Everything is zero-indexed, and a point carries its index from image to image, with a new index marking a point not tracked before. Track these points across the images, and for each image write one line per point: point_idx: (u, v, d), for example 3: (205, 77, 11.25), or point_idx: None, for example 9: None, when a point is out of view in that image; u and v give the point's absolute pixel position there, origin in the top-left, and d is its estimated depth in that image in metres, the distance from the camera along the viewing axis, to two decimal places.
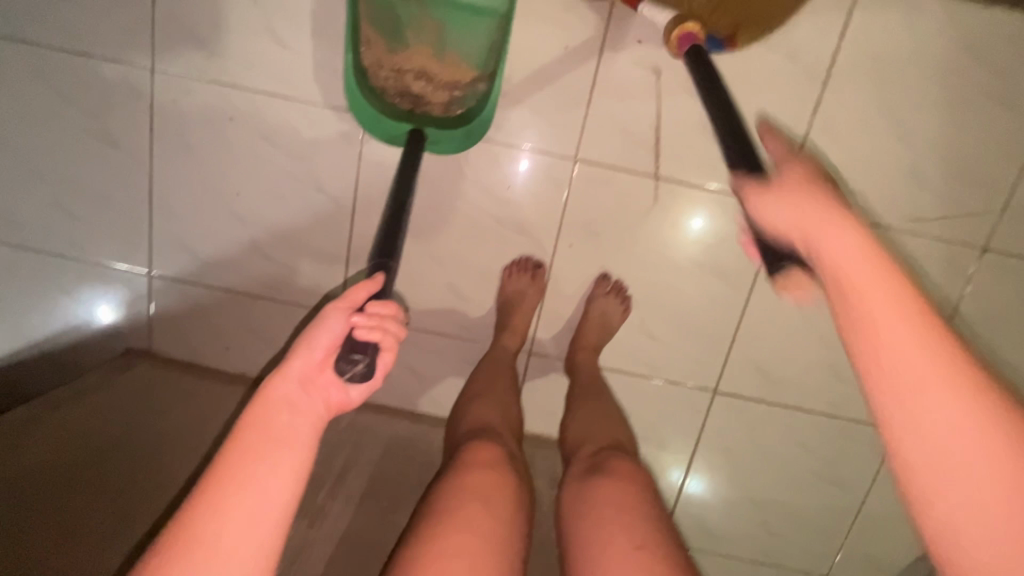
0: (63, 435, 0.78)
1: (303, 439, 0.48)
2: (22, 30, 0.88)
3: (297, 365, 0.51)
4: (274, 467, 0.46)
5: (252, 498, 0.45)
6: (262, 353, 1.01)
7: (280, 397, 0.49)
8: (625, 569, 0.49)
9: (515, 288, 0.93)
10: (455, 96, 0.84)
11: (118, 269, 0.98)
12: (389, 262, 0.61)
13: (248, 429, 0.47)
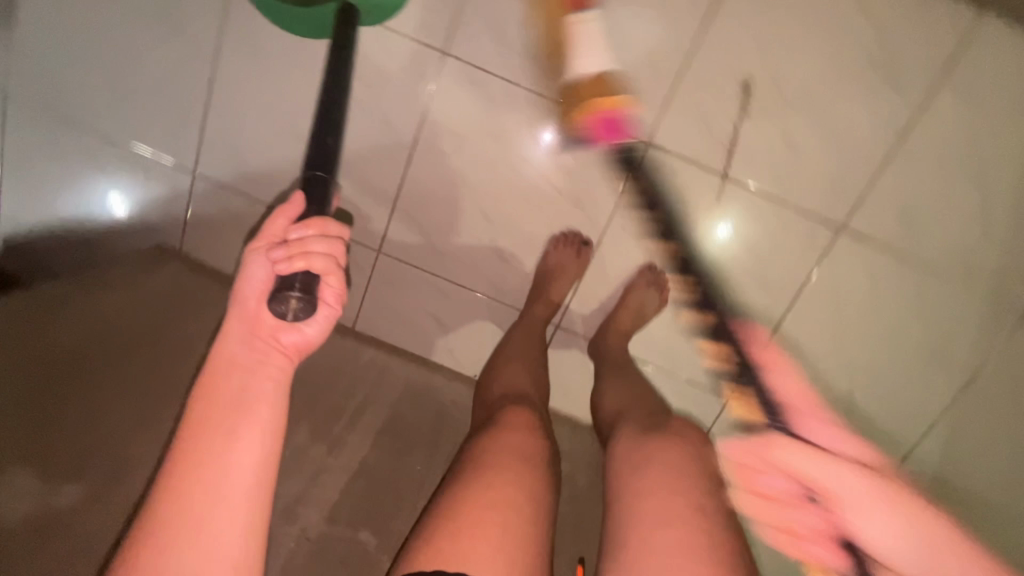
0: (92, 318, 0.77)
1: (266, 387, 0.51)
2: None
3: (236, 322, 0.54)
4: (235, 431, 0.48)
5: (220, 462, 0.46)
6: None
7: (229, 357, 0.52)
8: (686, 526, 0.54)
9: (559, 259, 0.93)
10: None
11: (142, 154, 0.96)
12: (323, 173, 0.59)
13: (203, 394, 0.50)
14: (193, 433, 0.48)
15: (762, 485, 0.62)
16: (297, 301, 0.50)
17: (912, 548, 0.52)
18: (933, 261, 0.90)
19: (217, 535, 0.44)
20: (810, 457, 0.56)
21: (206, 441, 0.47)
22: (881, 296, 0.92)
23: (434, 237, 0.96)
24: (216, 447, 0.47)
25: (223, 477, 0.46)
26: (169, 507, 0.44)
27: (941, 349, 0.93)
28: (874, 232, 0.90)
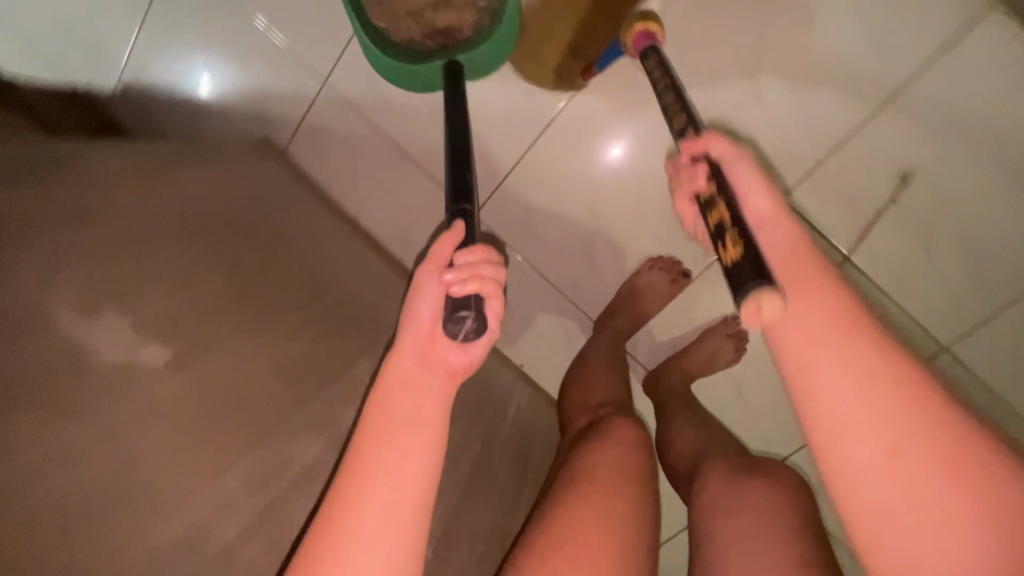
0: (204, 190, 0.75)
1: (433, 416, 0.49)
2: None
3: (411, 341, 0.52)
4: (405, 451, 0.46)
5: (387, 483, 0.45)
6: (383, 211, 0.99)
7: (401, 375, 0.50)
8: None
9: (649, 281, 0.89)
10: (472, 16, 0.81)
11: (255, 25, 0.94)
12: (467, 206, 0.58)
13: (376, 411, 0.48)
14: (364, 446, 0.47)
15: (730, 179, 0.52)
16: (471, 314, 0.48)
17: (809, 314, 0.43)
18: None
19: (374, 551, 0.42)
20: (761, 183, 0.52)
21: (378, 466, 0.45)
22: None
23: (535, 219, 0.94)
24: (381, 473, 0.45)
25: (390, 505, 0.44)
26: (337, 518, 0.43)
27: None
28: (998, 371, 0.80)
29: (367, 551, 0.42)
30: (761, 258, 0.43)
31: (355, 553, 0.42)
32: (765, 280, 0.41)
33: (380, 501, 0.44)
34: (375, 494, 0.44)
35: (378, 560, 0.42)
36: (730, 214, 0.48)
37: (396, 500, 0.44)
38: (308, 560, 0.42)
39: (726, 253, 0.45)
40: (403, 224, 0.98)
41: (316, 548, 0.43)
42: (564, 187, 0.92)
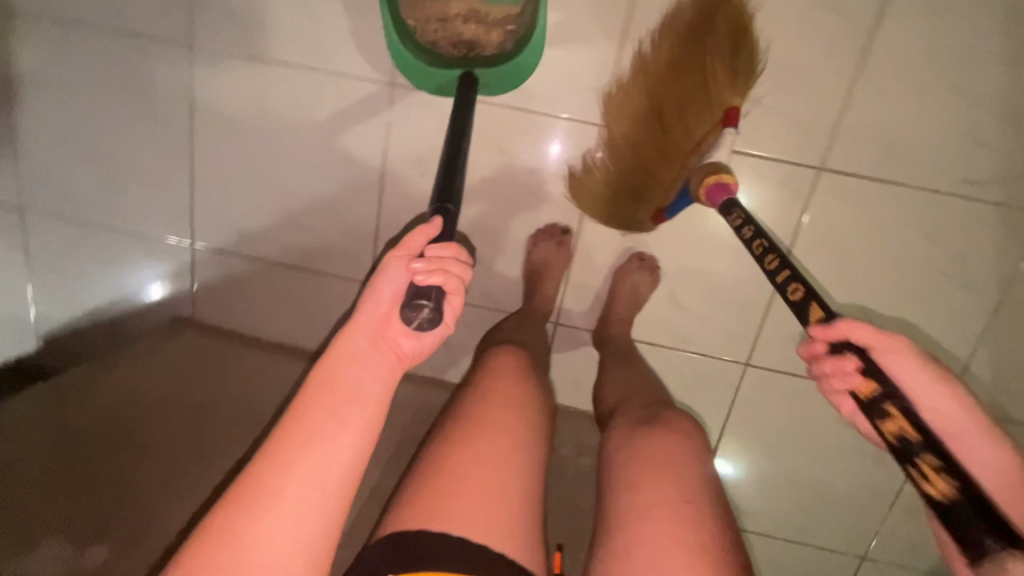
0: (126, 388, 0.85)
1: (376, 396, 0.51)
2: (72, 14, 0.92)
3: (365, 319, 0.54)
4: (342, 425, 0.49)
5: (318, 453, 0.47)
6: (299, 323, 1.04)
7: (351, 352, 0.52)
8: (673, 522, 0.53)
9: (542, 255, 0.93)
10: (507, 36, 0.82)
11: (165, 241, 1.03)
12: (449, 205, 0.60)
13: (319, 379, 0.51)
14: (302, 415, 0.49)
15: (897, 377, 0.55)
16: (431, 305, 0.50)
17: None
18: (924, 184, 0.87)
19: (297, 509, 0.45)
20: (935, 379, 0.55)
21: (317, 431, 0.48)
22: (880, 233, 0.89)
23: None
24: (316, 441, 0.47)
25: (327, 463, 0.47)
26: (274, 476, 0.46)
27: (954, 272, 0.89)
28: (857, 168, 0.87)
29: (291, 510, 0.45)
30: (975, 496, 0.44)
31: (281, 509, 0.45)
32: (1005, 537, 0.41)
33: (311, 465, 0.46)
34: (303, 456, 0.47)
35: (306, 516, 0.45)
36: (882, 388, 0.51)
37: (327, 466, 0.47)
38: (234, 513, 0.45)
39: (930, 482, 0.46)
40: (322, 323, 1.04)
41: (244, 503, 0.45)
42: None
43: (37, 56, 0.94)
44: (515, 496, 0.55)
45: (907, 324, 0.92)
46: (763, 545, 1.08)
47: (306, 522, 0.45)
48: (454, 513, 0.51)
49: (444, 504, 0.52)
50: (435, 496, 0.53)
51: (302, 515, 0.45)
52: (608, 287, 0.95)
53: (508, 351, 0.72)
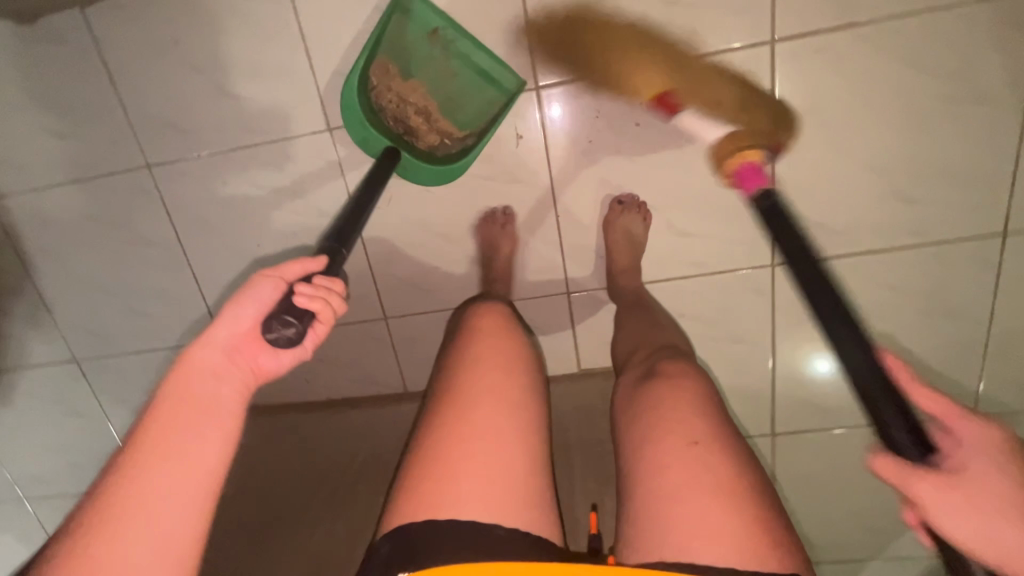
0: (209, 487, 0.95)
1: (229, 404, 0.52)
2: (42, 179, 0.99)
3: (224, 334, 0.54)
4: (199, 432, 0.50)
5: (174, 463, 0.47)
6: (337, 377, 1.09)
7: (199, 365, 0.53)
8: (683, 464, 0.53)
9: (487, 238, 0.94)
10: (449, 145, 0.89)
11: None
12: (342, 248, 0.64)
13: (169, 393, 0.51)
14: (153, 426, 0.49)
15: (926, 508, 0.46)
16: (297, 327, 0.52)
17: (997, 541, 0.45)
18: (895, 14, 0.78)
19: (164, 514, 0.45)
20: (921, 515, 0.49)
21: (173, 440, 0.48)
22: (866, 81, 0.82)
23: (422, 279, 0.99)
24: (174, 454, 0.48)
25: (190, 467, 0.48)
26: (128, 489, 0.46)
27: (962, 90, 0.81)
28: (813, 26, 0.80)
29: (157, 511, 0.45)
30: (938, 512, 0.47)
31: (145, 516, 0.45)
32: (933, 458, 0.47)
33: (171, 472, 0.47)
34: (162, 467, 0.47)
35: (170, 521, 0.45)
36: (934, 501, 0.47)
37: (184, 477, 0.47)
38: (88, 530, 0.44)
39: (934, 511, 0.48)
40: (355, 369, 1.07)
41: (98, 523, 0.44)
42: (411, 237, 0.97)
43: (34, 226, 1.02)
44: (512, 465, 0.56)
45: (928, 162, 0.85)
46: (860, 437, 1.02)
47: (162, 525, 0.45)
48: (445, 499, 0.53)
49: (444, 492, 0.53)
50: (434, 488, 0.54)
51: (161, 521, 0.45)
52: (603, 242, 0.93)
53: (495, 325, 0.71)
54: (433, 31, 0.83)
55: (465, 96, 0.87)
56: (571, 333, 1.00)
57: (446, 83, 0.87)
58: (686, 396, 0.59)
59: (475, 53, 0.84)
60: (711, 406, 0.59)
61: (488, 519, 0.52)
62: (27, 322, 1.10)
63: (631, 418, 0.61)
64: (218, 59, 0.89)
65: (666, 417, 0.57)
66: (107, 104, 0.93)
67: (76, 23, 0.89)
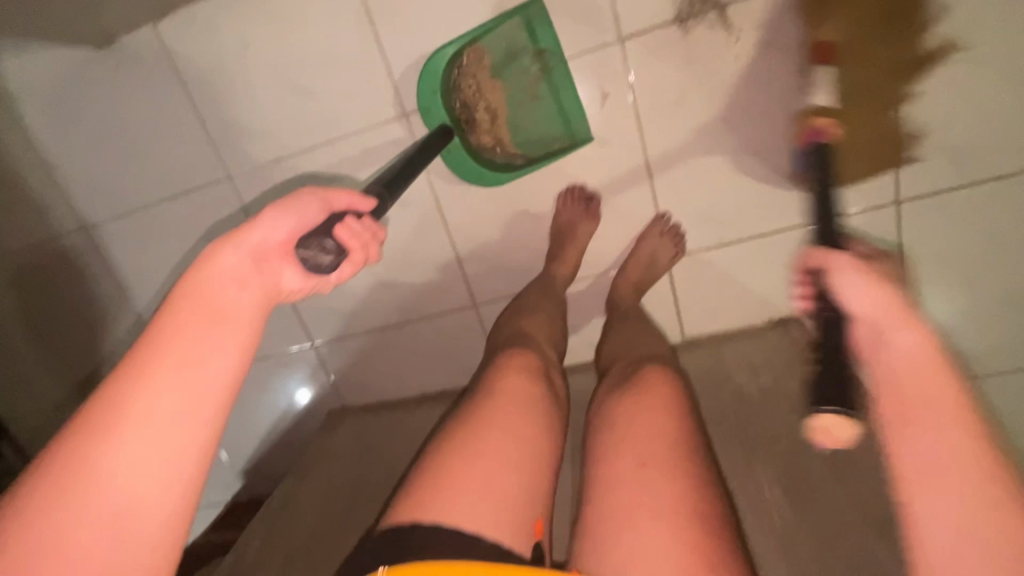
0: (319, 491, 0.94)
1: (246, 313, 0.47)
2: (130, 202, 1.01)
3: (255, 237, 0.50)
4: (215, 342, 0.44)
5: (185, 373, 0.41)
6: (431, 371, 1.07)
7: (224, 269, 0.47)
8: (636, 484, 0.48)
9: (570, 217, 0.90)
10: (502, 152, 0.90)
11: (293, 351, 1.11)
12: (388, 197, 0.63)
13: (189, 291, 0.45)
14: (166, 331, 0.43)
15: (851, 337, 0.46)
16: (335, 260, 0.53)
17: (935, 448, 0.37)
18: None
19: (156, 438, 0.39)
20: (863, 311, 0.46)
21: (171, 354, 0.41)
22: None
23: (511, 260, 0.96)
24: (174, 366, 0.41)
25: (192, 379, 0.41)
26: (119, 407, 0.39)
27: None
28: None
29: (149, 431, 0.39)
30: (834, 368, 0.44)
31: (135, 434, 0.38)
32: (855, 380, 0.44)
33: (176, 380, 0.41)
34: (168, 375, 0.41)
35: (162, 446, 0.39)
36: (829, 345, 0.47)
37: (191, 385, 0.41)
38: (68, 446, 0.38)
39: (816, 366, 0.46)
40: (449, 361, 1.06)
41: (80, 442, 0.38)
42: (496, 217, 0.94)
43: (126, 249, 1.05)
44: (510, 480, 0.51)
45: None
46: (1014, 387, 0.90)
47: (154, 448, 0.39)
48: (441, 503, 0.48)
49: (441, 508, 0.47)
50: (428, 502, 0.48)
51: (156, 441, 0.39)
52: (697, 200, 0.88)
53: (523, 356, 0.67)
54: (536, 50, 0.82)
55: (537, 119, 0.87)
56: (674, 299, 0.95)
57: (522, 103, 0.86)
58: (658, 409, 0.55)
59: (562, 90, 0.84)
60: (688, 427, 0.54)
61: (476, 525, 0.47)
62: (128, 344, 1.13)
63: (595, 432, 0.57)
64: (288, 57, 0.88)
65: (635, 432, 0.53)
66: (186, 119, 0.94)
67: (149, 40, 0.90)
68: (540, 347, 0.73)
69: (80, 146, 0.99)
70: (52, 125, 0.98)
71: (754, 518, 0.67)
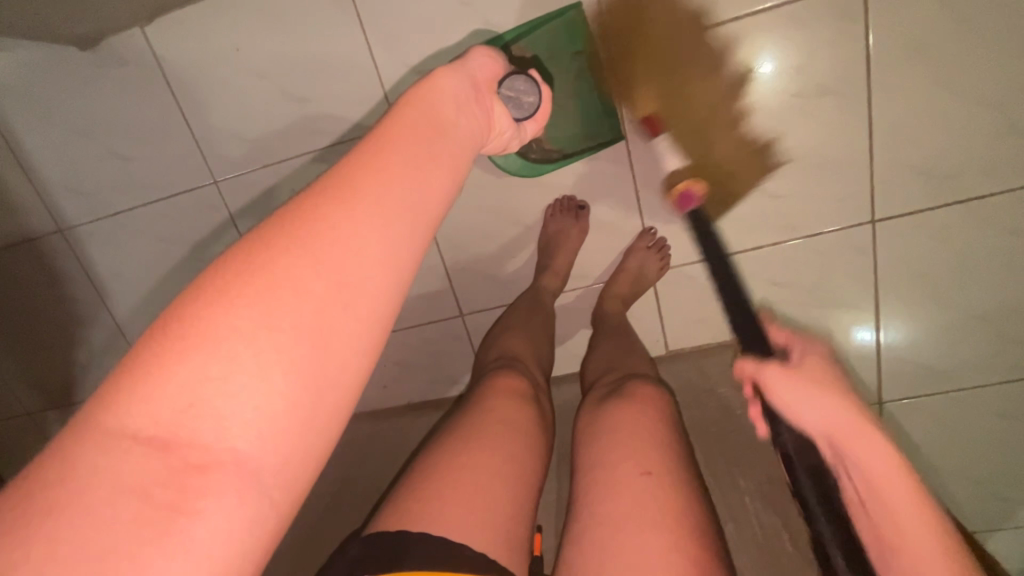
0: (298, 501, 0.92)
1: (455, 146, 0.47)
2: (110, 203, 0.99)
3: (472, 71, 0.55)
4: (430, 163, 0.43)
5: (409, 179, 0.40)
6: (414, 380, 1.07)
7: (445, 91, 0.49)
8: (633, 494, 0.49)
9: (558, 228, 0.91)
10: (539, 149, 0.86)
11: None
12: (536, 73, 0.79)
13: (412, 106, 0.46)
14: (388, 134, 0.42)
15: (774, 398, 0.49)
16: (525, 116, 0.63)
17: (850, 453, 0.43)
18: None
19: (369, 231, 0.37)
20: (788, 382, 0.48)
21: (392, 162, 0.40)
22: (970, 9, 0.75)
23: (497, 270, 0.97)
24: (391, 176, 0.39)
25: (403, 200, 0.39)
26: (339, 209, 0.36)
27: None
28: None
29: (361, 220, 0.37)
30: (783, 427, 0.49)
31: (359, 213, 0.37)
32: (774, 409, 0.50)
33: (403, 180, 0.40)
34: (394, 175, 0.40)
35: (371, 261, 0.36)
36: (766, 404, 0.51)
37: (409, 194, 0.40)
38: (285, 228, 0.35)
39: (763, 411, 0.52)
40: (433, 370, 1.05)
41: (293, 233, 0.35)
42: (484, 229, 0.94)
43: (105, 253, 1.03)
44: (496, 492, 0.51)
45: None
46: (980, 401, 0.93)
47: (369, 238, 0.36)
48: (428, 514, 0.47)
49: (427, 518, 0.47)
50: (415, 512, 0.47)
51: (366, 252, 0.36)
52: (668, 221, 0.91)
53: (511, 374, 0.67)
54: (576, 50, 0.81)
55: (573, 117, 0.85)
56: (658, 312, 0.97)
57: (562, 100, 0.83)
58: (649, 425, 0.56)
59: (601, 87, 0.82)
60: (673, 440, 0.56)
61: (464, 537, 0.46)
62: (102, 350, 1.10)
63: (588, 441, 0.57)
64: (277, 64, 0.88)
65: (627, 443, 0.53)
66: (171, 122, 0.93)
67: (137, 44, 0.89)
68: (529, 367, 0.73)
69: (60, 147, 0.97)
70: (34, 125, 0.96)
71: (736, 528, 0.70)
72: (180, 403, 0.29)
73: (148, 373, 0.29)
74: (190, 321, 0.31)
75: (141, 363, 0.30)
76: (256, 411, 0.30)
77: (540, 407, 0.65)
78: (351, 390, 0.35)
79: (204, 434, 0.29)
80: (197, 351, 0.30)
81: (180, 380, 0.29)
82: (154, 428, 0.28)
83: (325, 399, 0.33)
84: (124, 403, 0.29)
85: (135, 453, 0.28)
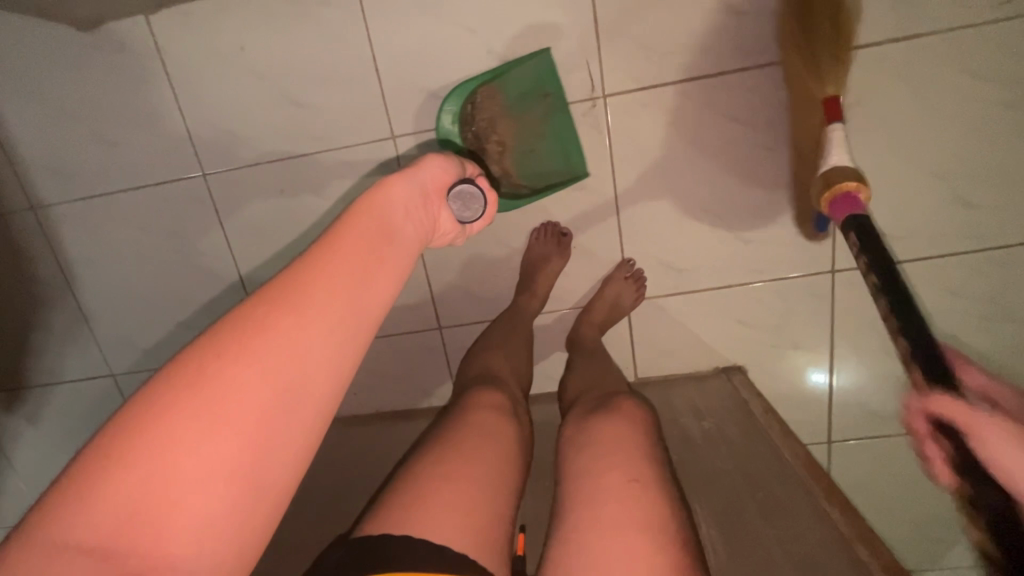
0: None
1: (403, 245, 0.51)
2: (90, 187, 0.98)
3: (431, 173, 0.58)
4: (376, 268, 0.47)
5: (353, 288, 0.44)
6: (386, 390, 1.07)
7: (397, 192, 0.53)
8: (618, 499, 0.51)
9: (541, 252, 0.94)
10: (508, 184, 0.90)
11: None
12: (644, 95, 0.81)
13: (362, 210, 0.49)
14: (336, 243, 0.46)
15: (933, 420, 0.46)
16: (472, 218, 0.63)
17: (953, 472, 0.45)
18: (956, 25, 0.81)
19: (309, 345, 0.41)
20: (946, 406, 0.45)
21: (338, 271, 0.44)
22: (926, 89, 0.83)
23: (479, 287, 0.99)
24: (333, 286, 0.43)
25: (345, 310, 0.43)
26: (282, 322, 0.40)
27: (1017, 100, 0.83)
28: (873, 37, 0.82)
29: (301, 335, 0.41)
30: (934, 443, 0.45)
31: (302, 326, 0.41)
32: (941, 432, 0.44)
33: (345, 290, 0.44)
34: (340, 285, 0.44)
35: (311, 370, 0.41)
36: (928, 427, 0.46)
37: (351, 303, 0.44)
38: (229, 340, 0.39)
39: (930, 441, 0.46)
40: (405, 381, 1.06)
41: (236, 345, 0.39)
42: (470, 246, 0.97)
43: (77, 235, 1.00)
44: (480, 499, 0.52)
45: (987, 168, 0.86)
46: None
47: (309, 350, 0.41)
48: (415, 519, 0.48)
49: (413, 523, 0.48)
50: (402, 517, 0.49)
51: (302, 362, 0.40)
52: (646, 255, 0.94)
53: (491, 389, 0.69)
54: (542, 92, 0.87)
55: (542, 154, 0.90)
56: (630, 340, 1.01)
57: (529, 137, 0.88)
58: (632, 437, 0.59)
59: (566, 129, 0.88)
60: (656, 449, 0.59)
61: (450, 542, 0.48)
62: (62, 334, 1.06)
63: (573, 450, 0.60)
64: (281, 68, 0.89)
65: (612, 454, 0.56)
66: (166, 112, 0.93)
67: (139, 32, 0.89)
68: (506, 384, 0.75)
69: (44, 124, 0.95)
70: (17, 99, 0.94)
71: None
72: (142, 484, 0.34)
73: (94, 485, 0.34)
74: (131, 433, 0.35)
75: (86, 477, 0.34)
76: (195, 517, 0.34)
77: (521, 422, 0.67)
78: (284, 488, 0.39)
79: (143, 543, 0.33)
80: (138, 467, 0.34)
81: (122, 493, 0.33)
82: (97, 538, 0.32)
83: (261, 499, 0.37)
84: (70, 513, 0.33)
85: (77, 560, 0.32)
